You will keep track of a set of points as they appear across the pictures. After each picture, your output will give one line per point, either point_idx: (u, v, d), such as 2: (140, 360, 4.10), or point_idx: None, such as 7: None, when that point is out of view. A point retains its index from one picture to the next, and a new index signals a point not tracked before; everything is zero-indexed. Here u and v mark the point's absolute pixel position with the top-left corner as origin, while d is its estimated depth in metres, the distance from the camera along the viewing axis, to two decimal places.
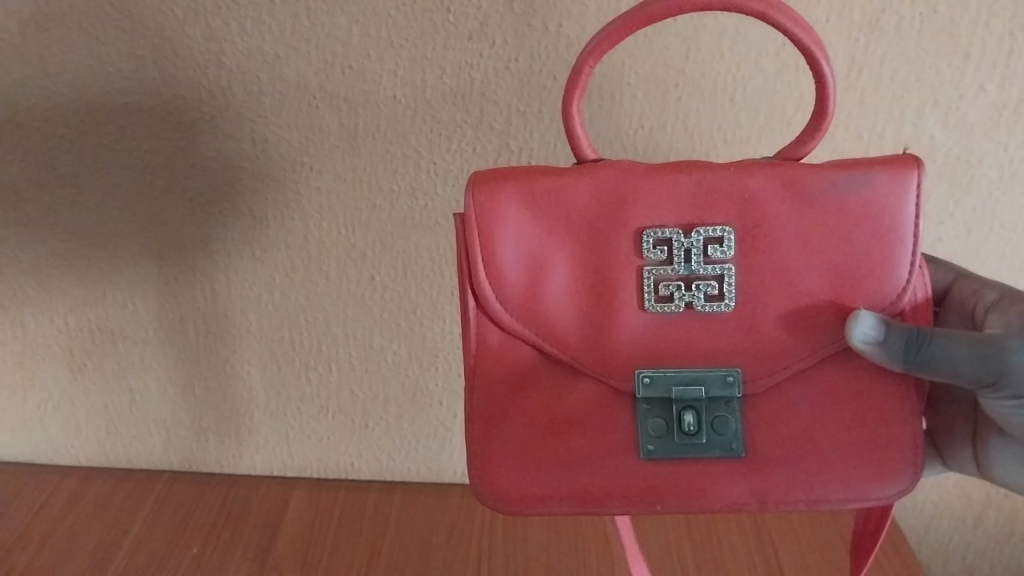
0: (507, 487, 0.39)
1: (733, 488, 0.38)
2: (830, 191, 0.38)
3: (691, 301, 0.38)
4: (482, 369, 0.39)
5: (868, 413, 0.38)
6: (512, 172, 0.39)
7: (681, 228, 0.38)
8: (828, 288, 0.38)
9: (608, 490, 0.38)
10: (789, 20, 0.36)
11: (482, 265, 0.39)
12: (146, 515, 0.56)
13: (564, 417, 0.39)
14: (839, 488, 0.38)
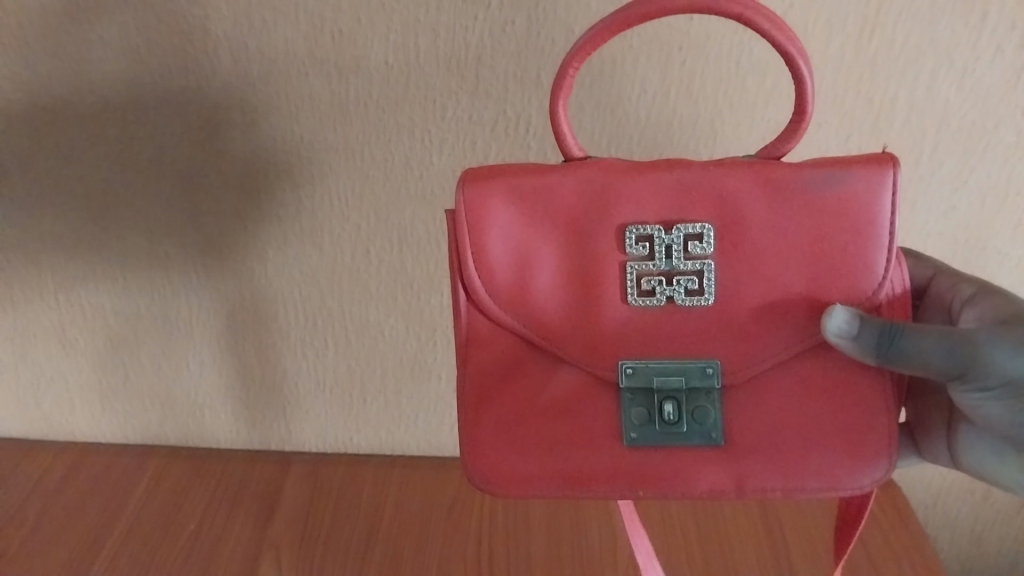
0: (500, 472, 0.40)
1: (711, 475, 0.39)
2: (808, 189, 0.38)
3: (672, 296, 0.39)
4: (473, 359, 0.40)
5: (846, 402, 0.39)
6: (502, 168, 0.39)
7: (662, 225, 0.38)
8: (806, 284, 0.38)
9: (594, 475, 0.39)
10: (767, 22, 0.36)
11: (471, 260, 0.39)
12: (142, 491, 0.64)
13: (552, 406, 0.40)
14: (816, 477, 0.39)
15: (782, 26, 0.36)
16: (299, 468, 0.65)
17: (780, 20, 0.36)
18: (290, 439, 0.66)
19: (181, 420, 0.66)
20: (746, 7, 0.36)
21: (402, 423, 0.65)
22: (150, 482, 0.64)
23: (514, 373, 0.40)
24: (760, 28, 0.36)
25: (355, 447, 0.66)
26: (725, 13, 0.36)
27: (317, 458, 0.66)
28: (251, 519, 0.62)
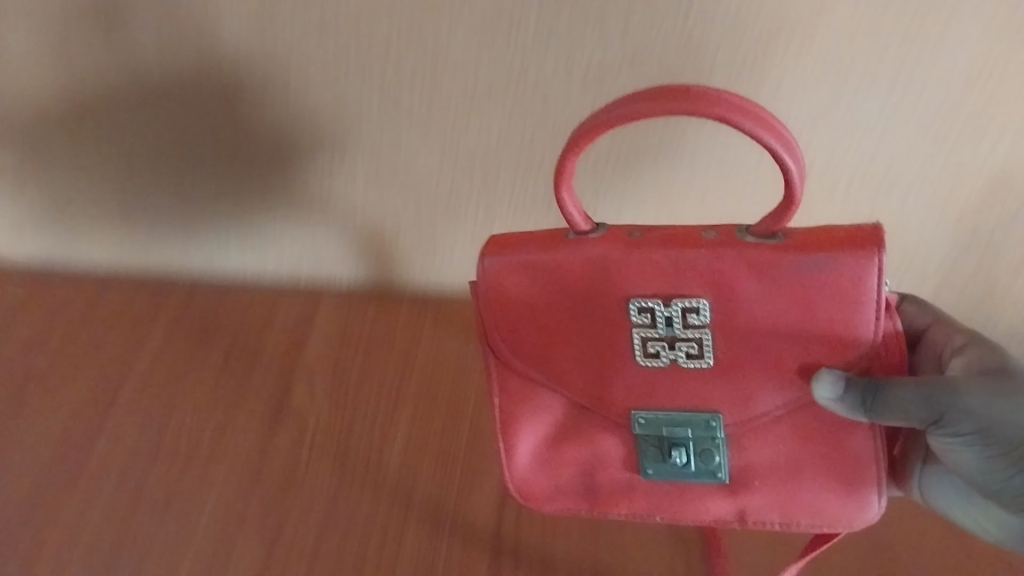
0: (535, 491, 0.48)
1: (717, 506, 0.45)
2: (796, 270, 0.40)
3: (675, 358, 0.42)
4: (507, 402, 0.46)
5: (840, 453, 0.43)
6: (521, 241, 0.44)
7: (661, 299, 0.41)
8: (797, 349, 0.41)
9: (613, 500, 0.46)
10: (749, 122, 0.38)
11: (495, 323, 0.45)
12: (159, 330, 0.67)
13: (574, 445, 0.46)
14: (808, 514, 0.44)
15: (768, 126, 0.38)
16: (326, 308, 0.67)
17: (768, 117, 0.38)
18: (324, 274, 0.68)
19: (219, 247, 0.67)
20: (731, 110, 0.38)
21: (441, 257, 0.65)
22: (163, 319, 0.67)
23: (542, 419, 0.46)
24: (744, 130, 0.38)
25: (396, 273, 0.67)
26: (709, 117, 0.38)
27: (347, 296, 0.68)
28: (295, 320, 0.67)
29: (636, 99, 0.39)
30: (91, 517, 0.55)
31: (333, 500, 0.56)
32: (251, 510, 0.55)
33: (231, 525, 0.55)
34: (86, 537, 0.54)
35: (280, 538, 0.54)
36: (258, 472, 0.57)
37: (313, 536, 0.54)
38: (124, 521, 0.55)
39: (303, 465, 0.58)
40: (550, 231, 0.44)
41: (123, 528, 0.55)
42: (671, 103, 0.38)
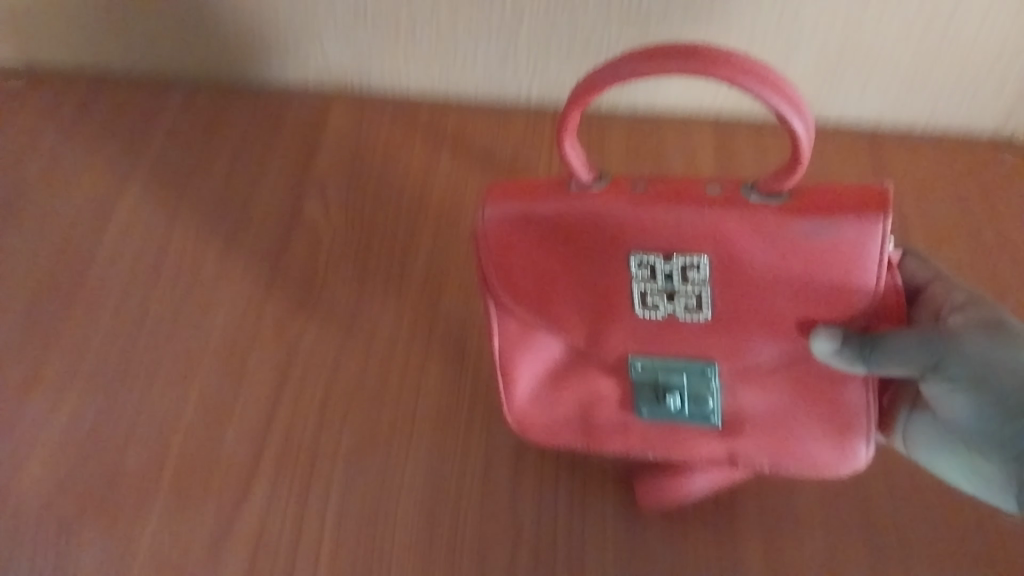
0: (535, 425, 0.50)
1: (710, 447, 0.47)
2: (797, 236, 0.40)
3: (673, 310, 0.43)
4: (507, 347, 0.48)
5: (830, 406, 0.45)
6: (521, 192, 0.44)
7: (663, 255, 0.42)
8: (795, 308, 0.42)
9: (609, 436, 0.49)
10: (756, 83, 0.38)
11: (496, 275, 0.46)
12: (194, 115, 0.72)
13: (573, 381, 0.49)
14: (796, 461, 0.46)
15: (775, 88, 0.38)
16: (342, 109, 0.72)
17: (776, 78, 0.39)
18: (338, 79, 0.72)
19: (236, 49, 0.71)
20: (739, 71, 0.38)
21: (457, 64, 0.69)
22: (187, 112, 0.73)
23: (542, 360, 0.49)
24: (752, 92, 0.38)
25: (411, 82, 0.71)
26: (716, 78, 0.38)
27: (361, 103, 0.72)
28: (311, 120, 0.72)
29: (644, 56, 0.39)
30: (113, 340, 0.61)
31: (357, 296, 0.63)
32: (267, 337, 0.61)
33: (258, 341, 0.61)
34: (112, 373, 0.60)
35: (295, 367, 0.60)
36: (272, 279, 0.64)
37: (324, 374, 0.59)
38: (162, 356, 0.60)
39: (316, 266, 0.64)
40: (550, 180, 0.45)
41: (154, 347, 0.61)
42: (678, 62, 0.38)
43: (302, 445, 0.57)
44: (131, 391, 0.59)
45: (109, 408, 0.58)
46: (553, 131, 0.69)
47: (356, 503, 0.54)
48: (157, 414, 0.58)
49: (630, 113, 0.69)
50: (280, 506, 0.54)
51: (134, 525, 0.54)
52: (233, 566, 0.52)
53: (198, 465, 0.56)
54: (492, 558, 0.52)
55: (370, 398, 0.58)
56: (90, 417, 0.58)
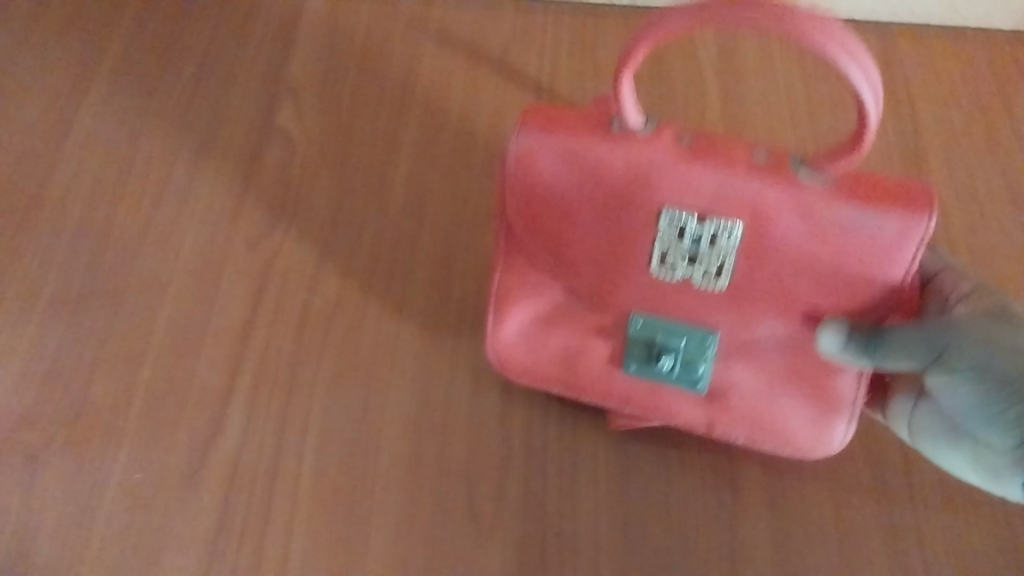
0: (515, 364, 0.48)
1: (688, 412, 0.46)
2: (840, 219, 0.37)
3: (691, 274, 0.40)
4: (509, 265, 0.45)
5: (818, 391, 0.43)
6: (558, 121, 0.40)
7: (697, 216, 0.38)
8: (818, 286, 0.39)
9: (588, 392, 0.47)
10: (858, 63, 0.35)
11: (515, 202, 0.42)
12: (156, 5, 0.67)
13: (562, 331, 0.46)
14: (770, 438, 0.45)
15: (869, 77, 0.35)
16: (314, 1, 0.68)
17: (872, 66, 0.35)
18: None
19: None
20: (839, 45, 0.34)
21: None
22: (150, 4, 0.67)
23: (542, 301, 0.46)
24: (844, 70, 0.34)
25: None
26: (809, 44, 0.34)
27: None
28: (280, 12, 0.67)
29: (738, 4, 0.34)
30: (76, 249, 0.57)
31: (339, 200, 0.59)
32: (240, 254, 0.57)
33: (230, 257, 0.57)
34: (78, 286, 0.56)
35: (272, 283, 0.56)
36: (248, 183, 0.59)
37: (302, 295, 0.56)
38: (130, 270, 0.56)
39: (294, 171, 0.60)
40: (587, 114, 0.40)
41: (123, 253, 0.57)
42: (775, 19, 0.34)
43: (281, 367, 0.54)
44: (99, 309, 0.55)
45: (72, 329, 0.55)
46: (542, 28, 0.66)
47: (337, 431, 0.52)
48: (127, 333, 0.55)
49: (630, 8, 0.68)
50: (256, 438, 0.51)
51: (105, 452, 0.51)
52: (209, 500, 0.49)
53: (171, 390, 0.53)
54: (480, 483, 0.50)
55: (350, 315, 0.55)
56: (54, 335, 0.54)
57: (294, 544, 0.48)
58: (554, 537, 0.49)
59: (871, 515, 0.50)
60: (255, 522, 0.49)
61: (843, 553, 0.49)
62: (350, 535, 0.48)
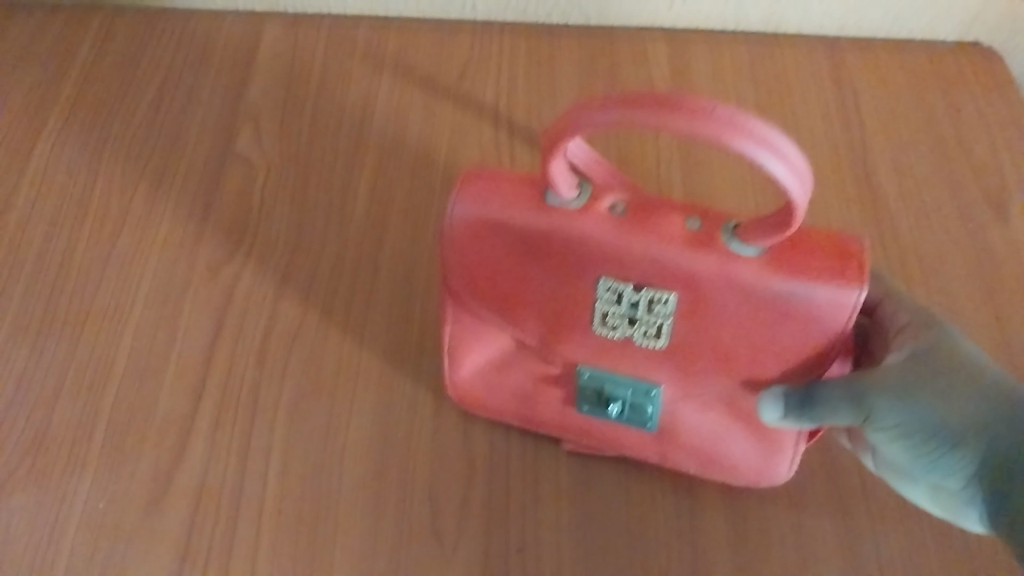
0: (474, 398, 0.49)
1: (642, 445, 0.47)
2: (771, 290, 0.38)
3: (631, 334, 0.41)
4: (457, 319, 0.46)
5: (767, 431, 0.44)
6: (494, 191, 0.40)
7: (632, 285, 0.39)
8: (755, 350, 0.40)
9: (546, 422, 0.48)
10: (784, 170, 0.33)
11: (457, 266, 0.42)
12: (117, 37, 0.67)
13: (516, 371, 0.47)
14: (722, 470, 0.46)
15: (795, 174, 0.33)
16: (272, 29, 0.68)
17: (798, 161, 0.33)
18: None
19: None
20: (760, 145, 0.32)
21: None
22: (110, 35, 0.67)
23: (493, 348, 0.46)
24: (766, 172, 0.33)
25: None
26: (729, 147, 0.32)
27: (292, 22, 0.68)
28: (236, 40, 0.67)
29: (658, 103, 0.33)
30: (37, 280, 0.56)
31: (298, 223, 0.58)
32: (201, 282, 0.56)
33: (192, 285, 0.55)
34: (38, 317, 0.54)
35: (233, 306, 0.55)
36: (207, 211, 0.59)
37: (263, 319, 0.54)
38: (90, 301, 0.55)
39: (253, 197, 0.59)
40: (525, 178, 0.40)
41: (84, 282, 0.56)
42: (692, 121, 0.32)
43: (242, 393, 0.51)
44: (59, 340, 0.53)
45: (32, 361, 0.52)
46: (501, 47, 0.66)
47: (300, 455, 0.49)
48: (88, 360, 0.53)
49: (582, 26, 0.67)
50: (219, 464, 0.49)
51: (65, 485, 0.48)
52: (172, 528, 0.47)
53: (131, 422, 0.50)
54: (443, 500, 0.48)
55: (311, 337, 0.53)
56: (13, 368, 0.52)
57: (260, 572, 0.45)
58: (517, 555, 0.46)
59: (854, 536, 0.47)
60: (220, 545, 0.46)
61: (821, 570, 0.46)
62: (317, 561, 0.46)
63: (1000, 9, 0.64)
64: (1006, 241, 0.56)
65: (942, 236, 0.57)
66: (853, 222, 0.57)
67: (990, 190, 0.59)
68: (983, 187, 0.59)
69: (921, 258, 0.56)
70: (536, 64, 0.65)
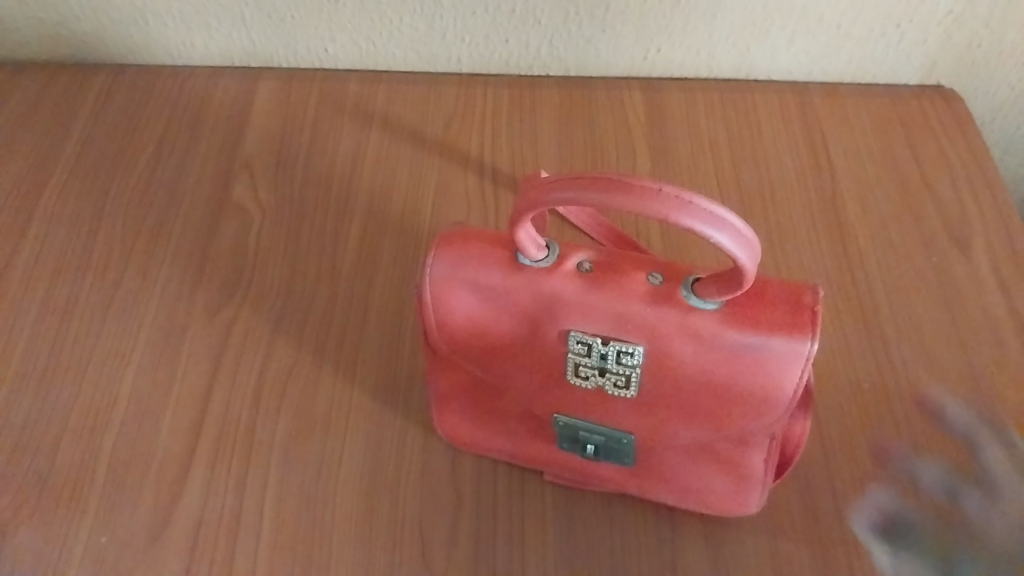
0: (461, 439, 0.51)
1: (621, 482, 0.48)
2: (728, 342, 0.40)
3: (603, 383, 0.43)
4: (443, 367, 0.49)
5: (739, 470, 0.46)
6: (469, 255, 0.43)
7: (600, 337, 0.42)
8: (720, 400, 0.42)
9: (529, 459, 0.50)
10: (727, 238, 0.37)
11: (436, 324, 0.45)
12: (122, 95, 0.71)
13: (498, 413, 0.49)
14: (698, 506, 0.47)
15: (742, 243, 0.37)
16: (268, 83, 0.71)
17: (745, 232, 0.37)
18: (262, 56, 0.72)
19: (152, 19, 0.70)
20: (707, 221, 0.37)
21: (383, 33, 0.69)
22: (115, 93, 0.71)
23: (477, 391, 0.49)
24: (713, 243, 0.37)
25: (334, 53, 0.71)
26: (678, 223, 0.37)
27: (287, 76, 0.72)
28: (234, 95, 0.71)
29: (613, 186, 0.37)
30: (41, 328, 0.58)
31: (291, 267, 0.61)
32: (198, 326, 0.58)
33: (189, 329, 0.58)
34: (42, 363, 0.57)
35: (229, 348, 0.57)
36: (203, 259, 0.61)
37: (258, 361, 0.56)
38: (92, 346, 0.58)
39: (248, 243, 0.62)
40: (501, 239, 0.44)
41: (86, 327, 0.58)
42: (643, 201, 0.36)
43: (238, 432, 0.54)
44: (63, 385, 0.56)
45: (39, 405, 0.55)
46: (486, 98, 0.69)
47: (293, 490, 0.51)
48: (92, 402, 0.55)
49: (562, 76, 0.71)
50: (217, 501, 0.51)
51: (70, 523, 0.51)
52: (171, 563, 0.49)
53: (131, 463, 0.53)
54: (431, 530, 0.49)
55: (303, 377, 0.56)
56: (20, 412, 0.55)
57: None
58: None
59: (834, 559, 0.48)
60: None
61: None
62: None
63: (956, 54, 0.67)
64: (968, 273, 0.59)
65: (906, 270, 0.59)
66: (824, 257, 0.60)
67: (954, 224, 0.61)
68: (947, 222, 0.61)
69: (887, 292, 0.58)
70: (518, 114, 0.68)
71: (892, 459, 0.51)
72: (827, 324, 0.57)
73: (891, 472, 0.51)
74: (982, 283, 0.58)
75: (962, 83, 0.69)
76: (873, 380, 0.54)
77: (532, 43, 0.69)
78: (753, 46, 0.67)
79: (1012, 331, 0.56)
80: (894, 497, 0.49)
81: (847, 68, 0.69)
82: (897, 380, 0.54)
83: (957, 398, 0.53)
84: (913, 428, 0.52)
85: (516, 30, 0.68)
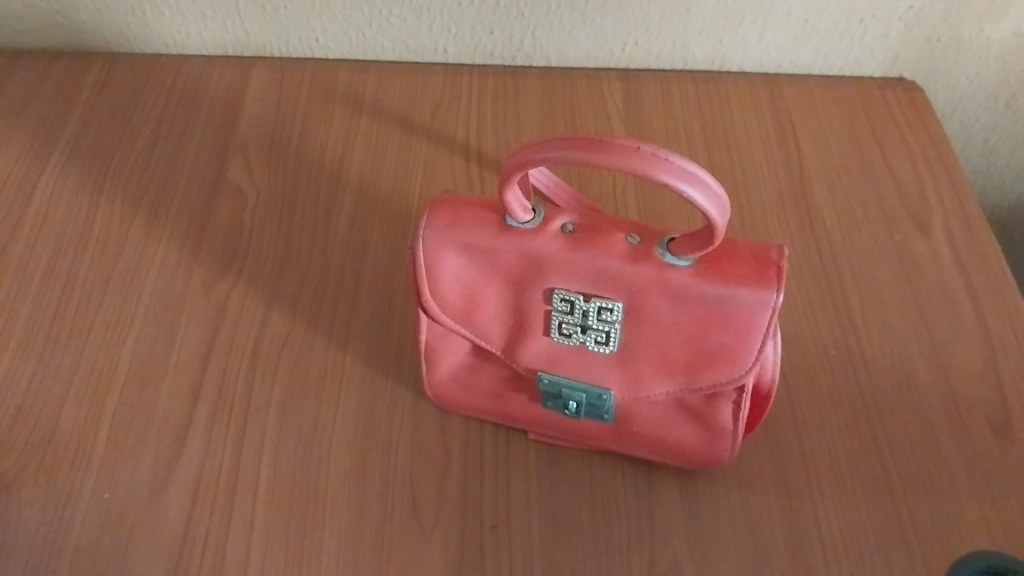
0: (450, 400, 0.54)
1: (600, 437, 0.51)
2: (700, 296, 0.44)
3: (585, 341, 0.47)
4: (432, 332, 0.51)
5: (711, 423, 0.49)
6: (460, 219, 0.46)
7: (582, 294, 0.45)
8: (691, 353, 0.45)
9: (514, 417, 0.53)
10: (699, 193, 0.40)
11: (427, 288, 0.48)
12: (119, 81, 0.74)
13: (485, 374, 0.52)
14: (674, 458, 0.50)
15: (712, 198, 0.41)
16: (261, 71, 0.74)
17: (715, 188, 0.41)
18: (255, 46, 0.75)
19: (149, 10, 0.73)
20: (681, 176, 0.40)
21: (372, 25, 0.72)
22: (113, 79, 0.74)
23: (465, 351, 0.52)
24: (687, 197, 0.40)
25: (325, 43, 0.74)
26: (654, 179, 0.40)
27: (278, 66, 0.75)
28: (229, 82, 0.74)
29: (596, 146, 0.40)
30: (44, 299, 0.61)
31: (285, 242, 0.63)
32: (196, 297, 0.61)
33: (187, 300, 0.61)
34: (45, 331, 0.59)
35: (226, 318, 0.60)
36: (200, 235, 0.64)
37: (254, 329, 0.59)
38: (92, 315, 0.60)
39: (243, 221, 0.65)
40: (489, 205, 0.47)
41: (87, 296, 0.61)
42: (625, 158, 0.40)
43: (235, 394, 0.56)
44: (65, 352, 0.58)
45: (42, 368, 0.57)
46: (470, 85, 0.73)
47: (288, 450, 0.54)
48: (93, 368, 0.57)
49: (545, 67, 0.74)
50: (216, 459, 0.53)
51: (74, 475, 0.53)
52: (172, 514, 0.51)
53: (132, 422, 0.55)
54: (420, 485, 0.52)
55: (297, 345, 0.58)
56: (24, 374, 0.57)
57: (253, 551, 0.50)
58: (490, 531, 0.50)
59: (802, 509, 0.51)
60: (217, 528, 0.50)
61: (773, 539, 0.50)
62: (306, 542, 0.50)
63: (918, 48, 0.70)
64: (928, 251, 0.62)
65: (870, 249, 0.62)
66: (794, 235, 0.63)
67: (915, 206, 0.65)
68: (908, 204, 0.65)
69: (853, 267, 0.61)
70: (501, 102, 0.72)
71: (855, 420, 0.54)
72: (795, 297, 0.60)
73: (859, 430, 0.54)
74: (941, 260, 0.61)
75: (922, 75, 0.73)
76: (838, 347, 0.57)
77: (515, 35, 0.72)
78: (726, 39, 0.71)
79: (968, 305, 0.59)
80: (860, 463, 0.52)
81: (815, 61, 0.72)
82: (860, 347, 0.57)
83: (916, 364, 0.56)
84: (875, 391, 0.55)
85: (500, 22, 0.71)
